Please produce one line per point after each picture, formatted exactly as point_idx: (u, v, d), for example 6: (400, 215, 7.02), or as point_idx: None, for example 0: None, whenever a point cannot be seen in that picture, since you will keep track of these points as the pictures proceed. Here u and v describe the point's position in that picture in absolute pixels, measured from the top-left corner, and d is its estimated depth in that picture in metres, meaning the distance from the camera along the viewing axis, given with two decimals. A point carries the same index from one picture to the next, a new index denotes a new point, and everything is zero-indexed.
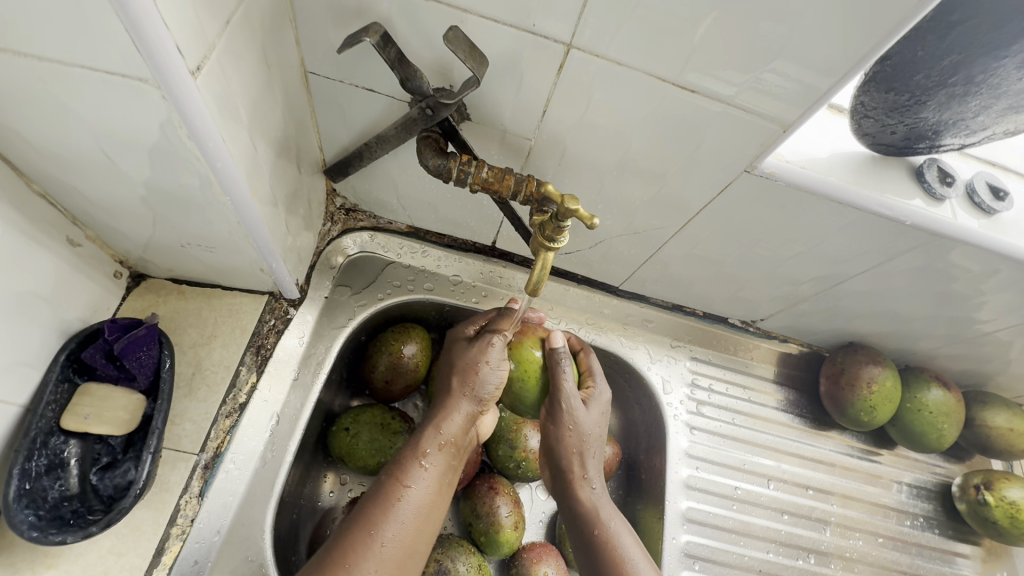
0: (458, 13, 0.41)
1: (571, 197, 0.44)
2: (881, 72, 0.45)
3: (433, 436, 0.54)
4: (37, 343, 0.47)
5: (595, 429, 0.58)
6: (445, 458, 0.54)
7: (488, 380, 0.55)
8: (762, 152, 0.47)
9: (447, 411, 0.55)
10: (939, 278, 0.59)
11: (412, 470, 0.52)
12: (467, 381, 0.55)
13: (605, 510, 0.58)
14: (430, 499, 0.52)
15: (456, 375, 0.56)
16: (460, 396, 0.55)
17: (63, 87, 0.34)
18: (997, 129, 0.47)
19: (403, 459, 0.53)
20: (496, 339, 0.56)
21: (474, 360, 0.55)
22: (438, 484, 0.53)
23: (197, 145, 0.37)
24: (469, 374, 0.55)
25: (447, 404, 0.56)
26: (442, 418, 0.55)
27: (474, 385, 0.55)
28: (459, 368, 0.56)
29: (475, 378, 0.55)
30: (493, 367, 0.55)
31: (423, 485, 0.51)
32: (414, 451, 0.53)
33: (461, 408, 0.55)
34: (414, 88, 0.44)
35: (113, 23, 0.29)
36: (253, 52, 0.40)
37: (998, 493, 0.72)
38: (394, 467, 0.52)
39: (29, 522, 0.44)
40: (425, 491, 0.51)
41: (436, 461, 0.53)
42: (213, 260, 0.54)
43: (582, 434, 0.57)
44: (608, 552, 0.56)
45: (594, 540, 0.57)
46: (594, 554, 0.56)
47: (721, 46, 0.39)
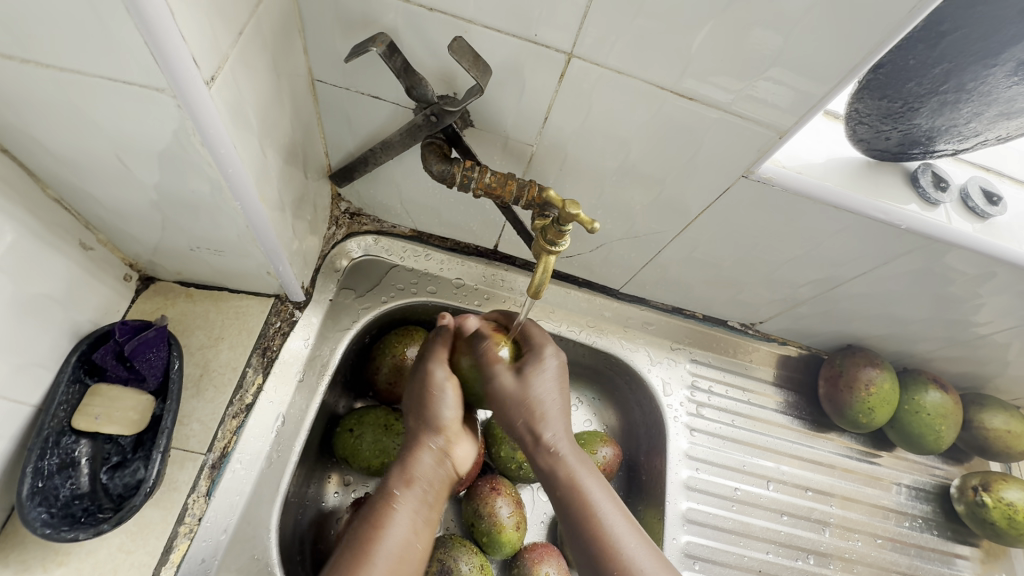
0: (462, 24, 0.42)
1: (573, 202, 0.45)
2: (874, 80, 0.46)
3: (398, 475, 0.51)
4: (50, 344, 0.48)
5: (548, 395, 0.52)
6: (417, 495, 0.51)
7: (444, 409, 0.53)
8: (758, 158, 0.48)
9: (412, 450, 0.53)
10: (935, 281, 0.59)
11: (384, 512, 0.49)
12: (420, 415, 0.54)
13: (583, 475, 0.51)
14: (410, 538, 0.49)
15: (410, 413, 0.55)
16: (420, 435, 0.53)
17: (80, 97, 0.35)
18: (990, 135, 0.48)
19: (375, 503, 0.50)
20: (436, 370, 0.54)
21: (422, 396, 0.54)
22: (414, 522, 0.50)
23: (209, 151, 0.38)
24: (424, 406, 0.54)
25: (410, 443, 0.54)
26: (409, 457, 0.52)
27: (429, 415, 0.53)
28: (412, 405, 0.55)
29: (430, 412, 0.53)
30: (440, 393, 0.53)
31: (398, 526, 0.48)
32: (383, 493, 0.51)
33: (426, 446, 0.53)
34: (419, 96, 0.45)
35: (132, 35, 0.30)
36: (264, 61, 0.41)
37: (996, 494, 0.73)
38: (368, 511, 0.50)
39: (42, 519, 0.45)
40: (404, 527, 0.49)
41: (406, 499, 0.50)
42: (220, 263, 0.55)
43: (534, 399, 0.52)
44: (592, 526, 0.49)
45: (576, 514, 0.50)
46: (578, 525, 0.50)
47: (717, 55, 0.40)
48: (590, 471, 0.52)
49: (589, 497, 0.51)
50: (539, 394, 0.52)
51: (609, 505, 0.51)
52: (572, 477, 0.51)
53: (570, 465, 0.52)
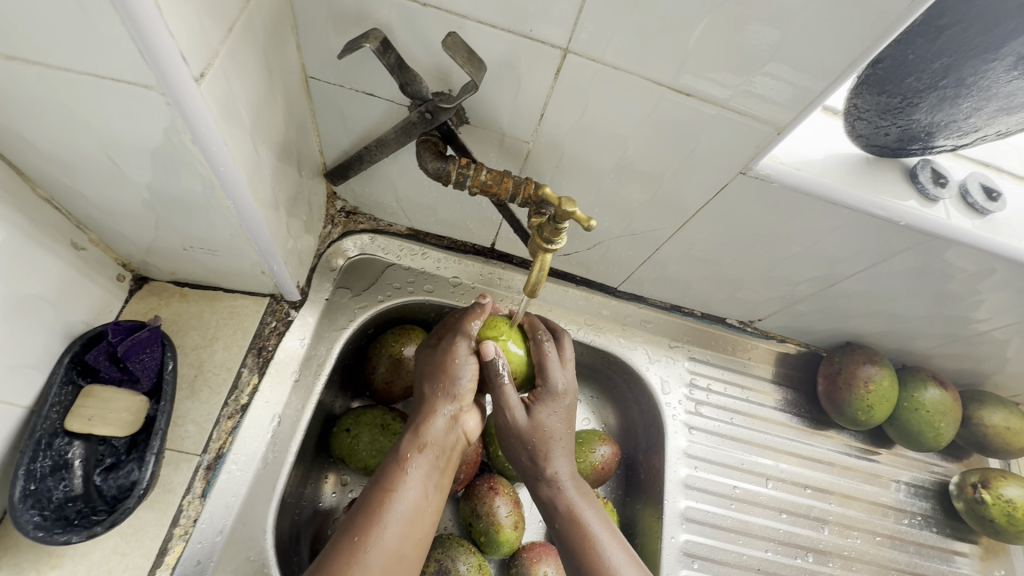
0: (457, 19, 0.41)
1: (569, 199, 0.45)
2: (873, 75, 0.46)
3: (412, 440, 0.52)
4: (41, 345, 0.47)
5: (558, 429, 0.56)
6: (430, 459, 0.51)
7: (461, 376, 0.55)
8: (756, 154, 0.48)
9: (426, 412, 0.54)
10: (934, 278, 0.59)
11: (397, 474, 0.49)
12: (438, 381, 0.55)
13: (580, 502, 0.55)
14: (421, 498, 0.49)
15: (428, 380, 0.56)
16: (436, 399, 0.54)
17: (69, 95, 0.35)
18: (989, 130, 0.48)
19: (387, 466, 0.51)
20: (461, 335, 0.56)
21: (443, 360, 0.55)
22: (427, 481, 0.50)
23: (200, 149, 0.38)
24: (443, 373, 0.55)
25: (424, 411, 0.54)
26: (423, 421, 0.53)
27: (446, 383, 0.54)
28: (429, 370, 0.56)
29: (448, 377, 0.55)
30: (461, 359, 0.55)
31: (409, 486, 0.49)
32: (396, 457, 0.51)
33: (440, 409, 0.54)
34: (413, 92, 0.44)
35: (118, 32, 0.29)
36: (255, 58, 0.40)
37: (995, 492, 0.73)
38: (381, 473, 0.50)
39: (34, 522, 0.44)
40: (415, 489, 0.49)
41: (420, 463, 0.51)
42: (214, 263, 0.55)
43: (544, 434, 0.55)
44: (587, 548, 0.53)
45: (572, 536, 0.54)
46: (572, 547, 0.54)
47: (714, 50, 0.40)
48: (589, 501, 0.56)
49: (585, 522, 0.54)
50: (549, 426, 0.55)
51: (608, 535, 0.54)
52: (571, 505, 0.55)
53: (570, 495, 0.55)
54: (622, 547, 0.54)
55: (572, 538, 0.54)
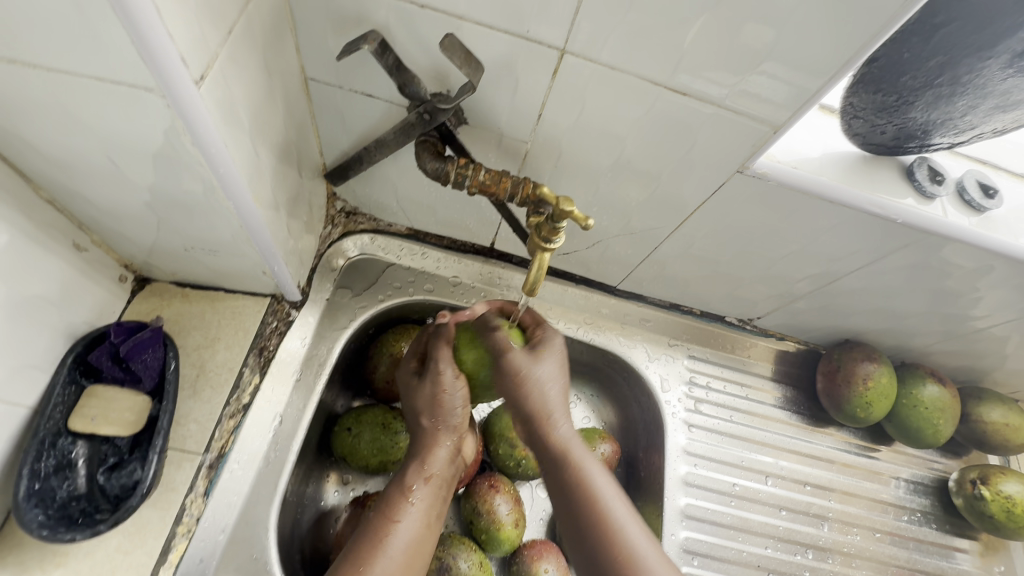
0: (454, 20, 0.42)
1: (566, 199, 0.45)
2: (869, 73, 0.46)
3: (415, 471, 0.54)
4: (44, 346, 0.48)
5: (552, 378, 0.54)
6: (433, 489, 0.54)
7: (453, 407, 0.55)
8: (753, 153, 0.48)
9: (428, 445, 0.55)
10: (932, 275, 0.59)
11: (402, 504, 0.52)
12: (434, 415, 0.55)
13: (578, 452, 0.53)
14: (424, 530, 0.52)
15: (420, 412, 0.56)
16: (434, 432, 0.55)
17: (71, 98, 0.35)
18: (986, 128, 0.48)
19: (391, 495, 0.53)
20: (443, 368, 0.53)
21: (431, 396, 0.54)
22: (429, 514, 0.53)
23: (200, 151, 0.38)
24: (433, 408, 0.55)
25: (428, 441, 0.56)
26: (425, 454, 0.55)
27: (444, 417, 0.55)
28: (423, 407, 0.55)
29: (442, 409, 0.55)
30: (450, 395, 0.54)
31: (413, 519, 0.51)
32: (400, 487, 0.53)
33: (441, 441, 0.56)
34: (411, 93, 0.45)
35: (119, 35, 0.30)
36: (255, 60, 0.41)
37: (994, 488, 0.73)
38: (385, 502, 0.52)
39: (38, 521, 0.45)
40: (420, 522, 0.52)
41: (424, 493, 0.53)
42: (215, 263, 0.55)
43: (534, 384, 0.53)
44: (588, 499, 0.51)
45: (573, 488, 0.52)
46: (573, 500, 0.52)
47: (710, 50, 0.40)
48: (590, 456, 0.54)
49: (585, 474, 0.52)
50: (537, 379, 0.53)
51: (610, 489, 0.53)
52: (568, 451, 0.53)
53: (567, 442, 0.54)
54: (622, 499, 0.52)
55: (570, 484, 0.52)
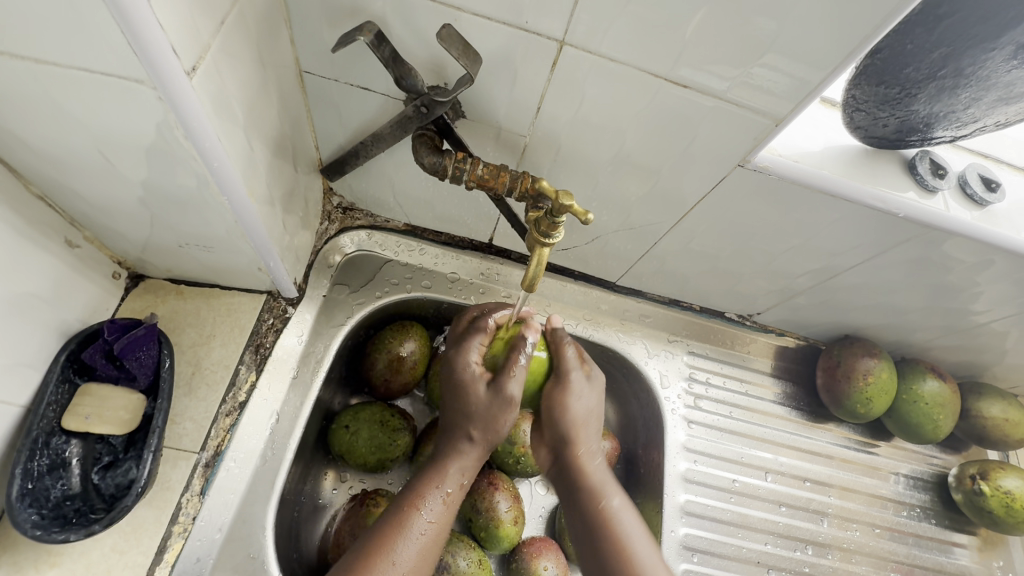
0: (452, 12, 0.41)
1: (565, 193, 0.44)
2: (872, 65, 0.45)
3: (454, 473, 0.55)
4: (37, 344, 0.47)
5: (593, 410, 0.59)
6: (461, 493, 0.55)
7: (506, 425, 0.55)
8: (754, 146, 0.48)
9: (466, 449, 0.55)
10: (933, 270, 0.59)
11: (428, 497, 0.52)
12: (486, 429, 0.55)
13: (608, 486, 0.57)
14: (445, 529, 0.52)
15: (462, 411, 0.55)
16: (478, 442, 0.55)
17: (61, 91, 0.34)
18: (988, 121, 0.48)
19: (422, 487, 0.53)
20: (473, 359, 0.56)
21: (492, 413, 0.54)
22: (451, 511, 0.54)
23: (193, 145, 0.37)
24: (489, 424, 0.55)
25: (465, 445, 0.55)
26: (458, 455, 0.55)
27: (491, 428, 0.55)
28: (478, 419, 0.55)
29: (496, 428, 0.55)
30: (511, 415, 0.55)
31: (437, 516, 0.52)
32: (431, 484, 0.53)
33: (480, 450, 0.56)
34: (408, 86, 0.44)
35: (108, 25, 0.29)
36: (248, 52, 0.40)
37: (994, 483, 0.73)
38: (410, 493, 0.53)
39: (32, 521, 0.44)
40: (443, 520, 0.52)
41: (454, 497, 0.54)
42: (210, 259, 0.54)
43: (578, 413, 0.57)
44: (614, 536, 0.54)
45: (601, 524, 0.55)
46: (599, 534, 0.54)
47: (711, 41, 0.40)
48: (616, 488, 0.58)
49: (614, 514, 0.55)
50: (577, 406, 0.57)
51: (634, 526, 0.55)
52: (598, 487, 0.57)
53: (598, 478, 0.57)
54: (648, 542, 0.54)
55: (597, 521, 0.55)
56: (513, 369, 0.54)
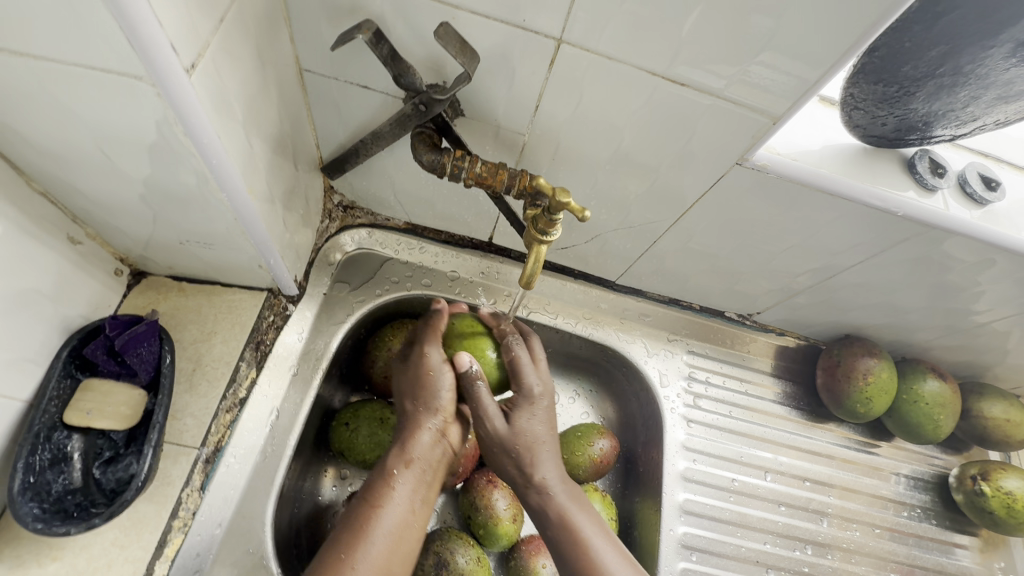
0: (449, 10, 0.41)
1: (562, 190, 0.45)
2: (870, 63, 0.45)
3: (397, 457, 0.53)
4: (39, 339, 0.48)
5: (538, 433, 0.57)
6: (416, 475, 0.53)
7: (441, 390, 0.55)
8: (752, 145, 0.48)
9: (410, 429, 0.55)
10: (934, 270, 0.59)
11: (383, 490, 0.51)
12: (417, 398, 0.55)
13: (569, 509, 0.55)
14: (408, 517, 0.51)
15: (406, 398, 0.56)
16: (421, 413, 0.55)
17: (61, 88, 0.35)
18: (988, 119, 0.47)
19: (374, 483, 0.52)
20: (431, 355, 0.56)
21: (420, 378, 0.56)
22: (414, 496, 0.52)
23: (192, 142, 0.38)
24: (421, 391, 0.55)
25: (409, 424, 0.55)
26: (407, 438, 0.54)
27: (426, 396, 0.55)
28: (407, 390, 0.56)
29: (427, 390, 0.55)
30: (436, 380, 0.55)
31: (396, 503, 0.50)
32: (382, 475, 0.52)
33: (425, 424, 0.55)
34: (407, 84, 0.44)
35: (107, 23, 0.30)
36: (247, 50, 0.40)
37: (995, 484, 0.73)
38: (368, 491, 0.51)
39: (33, 514, 0.45)
40: (403, 506, 0.51)
41: (406, 478, 0.52)
42: (211, 257, 0.55)
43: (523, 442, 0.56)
44: (580, 548, 0.54)
45: (565, 543, 0.54)
46: (564, 549, 0.54)
47: (707, 39, 0.40)
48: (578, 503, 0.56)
49: (576, 528, 0.55)
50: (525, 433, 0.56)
51: (595, 534, 0.55)
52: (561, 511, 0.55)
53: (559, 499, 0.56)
54: (615, 549, 0.54)
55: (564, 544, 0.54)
56: (479, 401, 0.55)
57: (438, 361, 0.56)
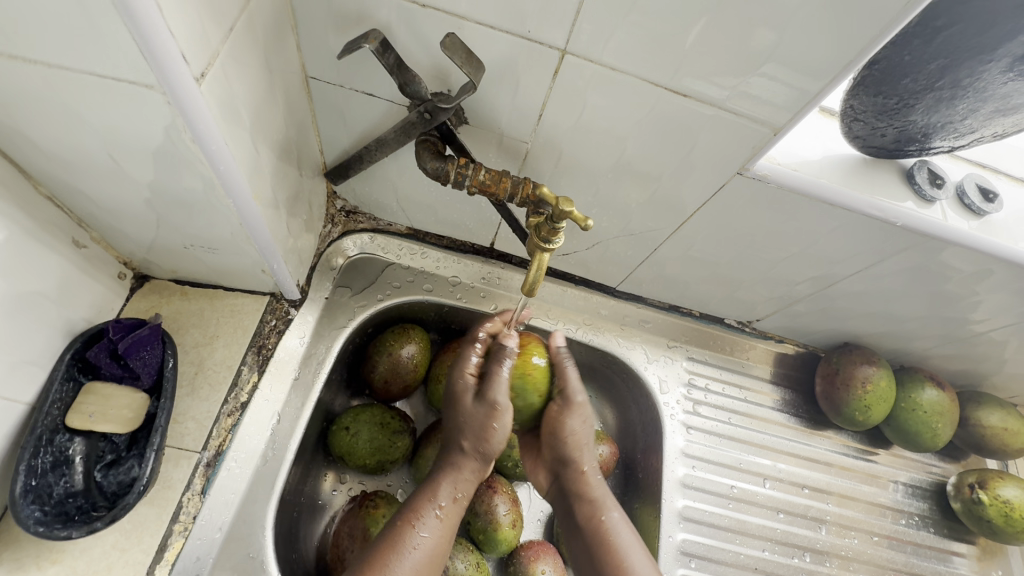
0: (456, 20, 0.42)
1: (566, 199, 0.45)
2: (870, 75, 0.46)
3: (446, 488, 0.56)
4: (43, 342, 0.48)
5: (585, 434, 0.60)
6: (458, 508, 0.56)
7: (497, 441, 0.57)
8: (753, 155, 0.48)
9: (458, 463, 0.57)
10: (932, 279, 0.59)
11: (425, 515, 0.53)
12: (478, 442, 0.57)
13: (606, 500, 0.60)
14: (443, 543, 0.53)
15: (466, 435, 0.57)
16: (471, 455, 0.57)
17: (71, 95, 0.35)
18: (986, 131, 0.48)
19: (419, 504, 0.54)
20: (499, 400, 0.55)
21: (485, 423, 0.56)
22: (450, 529, 0.54)
23: (200, 148, 0.38)
24: (482, 435, 0.56)
25: (459, 458, 0.57)
26: (456, 473, 0.57)
27: (483, 444, 0.57)
28: (469, 428, 0.57)
29: (487, 440, 0.56)
30: (498, 425, 0.56)
31: (437, 533, 0.53)
32: (429, 500, 0.55)
33: (472, 464, 0.57)
34: (412, 92, 0.44)
35: (120, 32, 0.30)
36: (255, 58, 0.41)
37: (993, 492, 0.73)
38: (409, 510, 0.54)
39: (35, 517, 0.45)
40: (440, 535, 0.53)
41: (449, 510, 0.55)
42: (214, 261, 0.55)
43: (573, 439, 0.59)
44: (608, 543, 0.57)
45: (597, 535, 0.58)
46: (595, 540, 0.58)
47: (711, 50, 0.40)
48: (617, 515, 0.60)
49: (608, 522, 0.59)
50: (574, 433, 0.59)
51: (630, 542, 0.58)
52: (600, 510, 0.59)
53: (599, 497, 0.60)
54: (642, 552, 0.58)
55: (598, 541, 0.58)
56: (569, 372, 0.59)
57: (502, 401, 0.56)
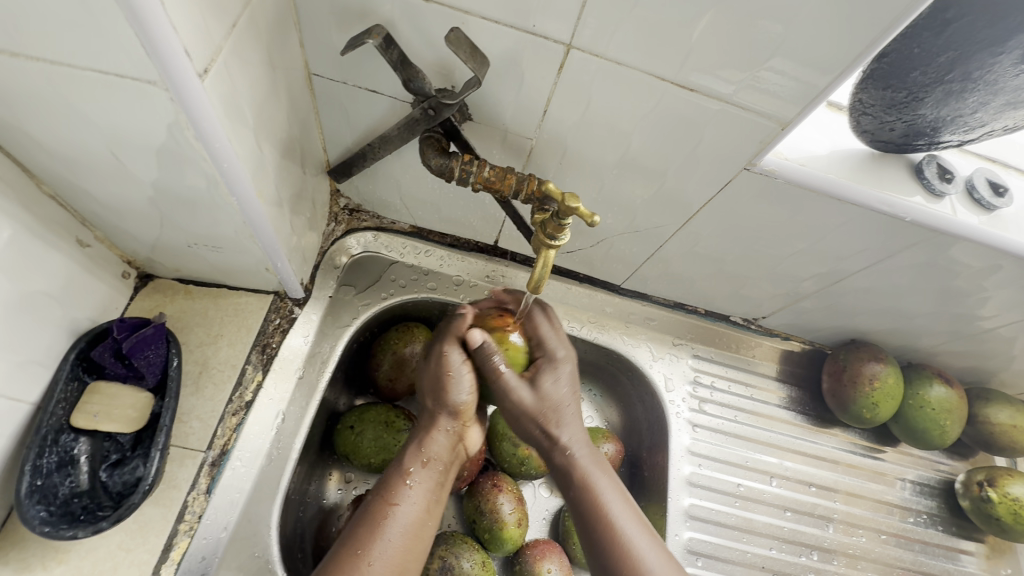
0: (460, 15, 0.41)
1: (572, 195, 0.45)
2: (878, 69, 0.45)
3: (415, 455, 0.53)
4: (47, 342, 0.48)
5: (562, 390, 0.54)
6: (432, 473, 0.53)
7: (459, 392, 0.54)
8: (760, 149, 0.48)
9: (427, 428, 0.55)
10: (941, 275, 0.59)
11: (398, 487, 0.50)
12: (438, 398, 0.54)
13: (587, 464, 0.54)
14: (422, 514, 0.50)
15: (427, 394, 0.55)
16: (442, 418, 0.55)
17: (75, 92, 0.35)
18: (996, 125, 0.48)
19: (390, 476, 0.52)
20: (453, 351, 0.54)
21: (438, 375, 0.54)
22: (429, 498, 0.51)
23: (204, 146, 0.38)
24: (442, 391, 0.54)
25: (428, 422, 0.55)
26: (425, 435, 0.54)
27: (445, 399, 0.54)
28: (427, 388, 0.55)
29: (447, 392, 0.54)
30: (459, 384, 0.54)
31: (409, 502, 0.50)
32: (398, 470, 0.52)
33: (444, 426, 0.55)
34: (416, 89, 0.44)
35: (122, 27, 0.30)
36: (259, 54, 0.40)
37: (1002, 489, 0.73)
38: (382, 484, 0.51)
39: (40, 517, 0.44)
40: (416, 505, 0.50)
41: (422, 477, 0.52)
42: (218, 260, 0.55)
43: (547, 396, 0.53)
44: (598, 513, 0.51)
45: (583, 501, 0.52)
46: (583, 516, 0.52)
47: (718, 44, 0.40)
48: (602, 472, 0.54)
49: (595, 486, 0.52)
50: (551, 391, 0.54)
51: (619, 501, 0.52)
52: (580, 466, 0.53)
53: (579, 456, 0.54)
54: (633, 515, 0.52)
55: (586, 506, 0.52)
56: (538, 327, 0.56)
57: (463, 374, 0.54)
